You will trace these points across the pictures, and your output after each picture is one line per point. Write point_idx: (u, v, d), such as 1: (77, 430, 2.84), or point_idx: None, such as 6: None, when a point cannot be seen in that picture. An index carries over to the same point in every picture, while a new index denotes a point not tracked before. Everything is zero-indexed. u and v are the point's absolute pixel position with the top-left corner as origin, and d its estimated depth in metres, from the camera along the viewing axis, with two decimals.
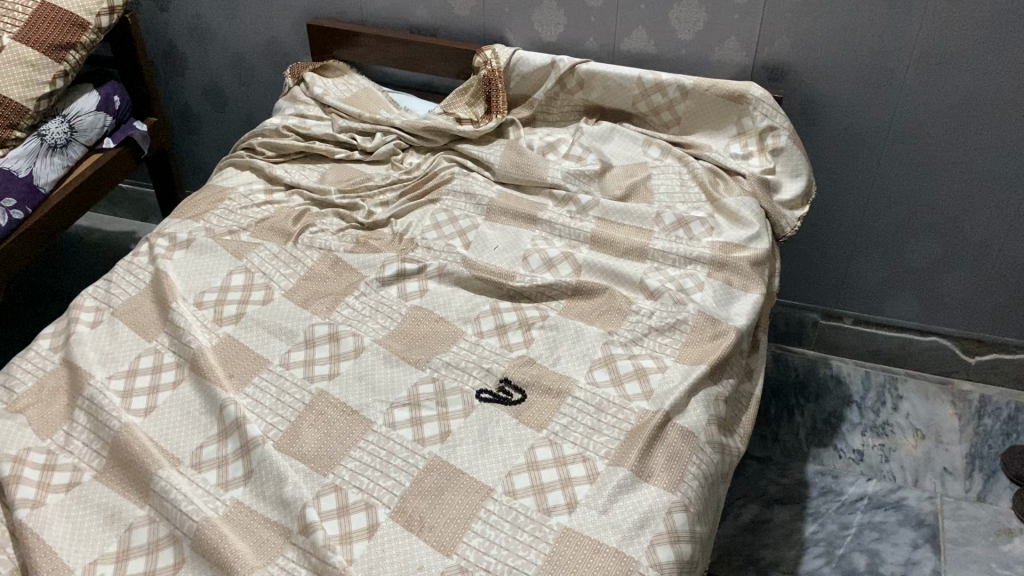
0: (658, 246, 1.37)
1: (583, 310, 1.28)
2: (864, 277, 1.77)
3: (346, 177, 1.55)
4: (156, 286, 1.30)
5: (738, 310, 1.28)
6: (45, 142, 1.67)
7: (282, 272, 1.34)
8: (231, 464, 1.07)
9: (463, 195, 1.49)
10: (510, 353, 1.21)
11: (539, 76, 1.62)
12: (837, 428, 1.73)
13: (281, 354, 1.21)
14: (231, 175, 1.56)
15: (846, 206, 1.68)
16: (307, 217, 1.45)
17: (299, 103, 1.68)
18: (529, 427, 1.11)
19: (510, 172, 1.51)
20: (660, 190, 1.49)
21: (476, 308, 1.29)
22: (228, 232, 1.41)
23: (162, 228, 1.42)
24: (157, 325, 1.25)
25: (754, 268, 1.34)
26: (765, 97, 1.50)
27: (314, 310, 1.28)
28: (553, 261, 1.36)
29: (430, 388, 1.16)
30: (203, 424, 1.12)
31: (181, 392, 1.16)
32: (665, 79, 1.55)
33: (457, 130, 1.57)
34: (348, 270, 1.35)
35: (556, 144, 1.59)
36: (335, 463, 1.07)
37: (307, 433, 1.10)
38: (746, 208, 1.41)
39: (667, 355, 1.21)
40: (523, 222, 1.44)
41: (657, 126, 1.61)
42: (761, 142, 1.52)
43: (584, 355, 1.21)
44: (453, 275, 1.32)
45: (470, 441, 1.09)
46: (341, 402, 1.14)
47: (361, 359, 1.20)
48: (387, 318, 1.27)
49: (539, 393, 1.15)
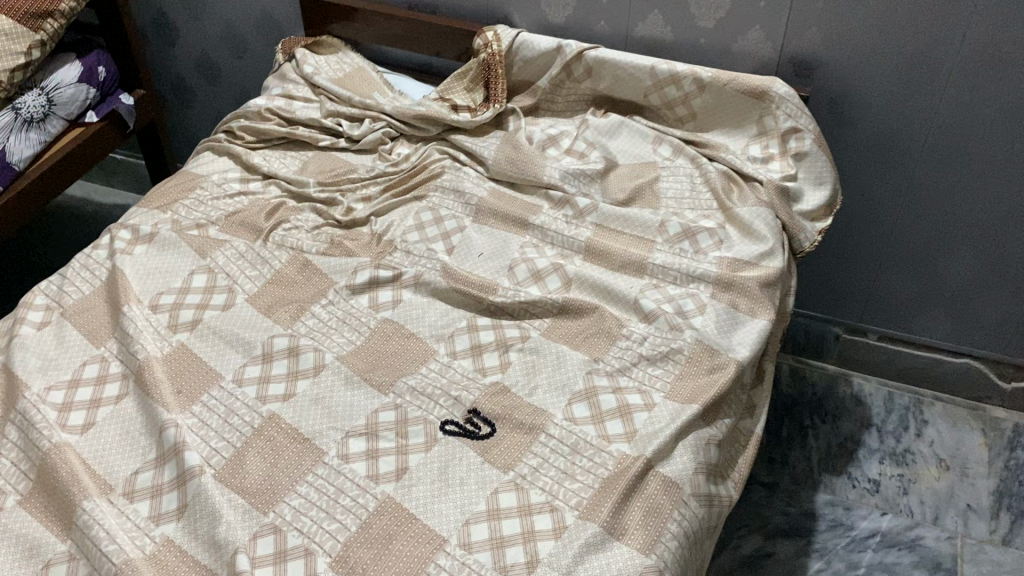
0: (658, 260, 1.24)
1: (568, 332, 1.16)
2: (891, 291, 1.63)
3: (329, 167, 1.44)
4: (111, 285, 1.20)
5: (741, 339, 1.15)
6: (20, 116, 1.58)
7: (247, 273, 1.24)
8: (165, 495, 0.97)
9: (452, 192, 1.37)
10: (483, 378, 1.10)
11: (544, 61, 1.48)
12: (853, 454, 1.60)
13: (235, 369, 1.12)
14: (207, 162, 1.46)
15: (876, 214, 1.54)
16: (281, 212, 1.35)
17: (287, 82, 1.57)
18: (494, 467, 1.00)
19: (505, 169, 1.39)
20: (666, 194, 1.36)
21: (451, 324, 1.17)
22: (195, 226, 1.32)
23: (127, 217, 1.33)
24: (108, 329, 1.16)
25: (763, 290, 1.21)
26: (790, 95, 1.36)
27: (277, 319, 1.18)
28: (540, 273, 1.24)
29: (391, 416, 1.06)
30: (142, 447, 1.03)
31: (124, 407, 1.07)
32: (681, 71, 1.40)
33: (451, 119, 1.44)
34: (318, 275, 1.24)
35: (558, 137, 1.46)
36: (278, 499, 0.97)
37: (251, 462, 1.01)
38: (760, 221, 1.28)
39: (656, 389, 1.09)
40: (514, 226, 1.32)
41: (671, 121, 1.47)
42: (782, 145, 1.38)
43: (564, 385, 1.09)
44: (429, 285, 1.21)
45: (427, 480, 0.99)
46: (293, 428, 1.04)
47: (320, 378, 1.10)
48: (353, 332, 1.16)
49: (509, 428, 1.04)
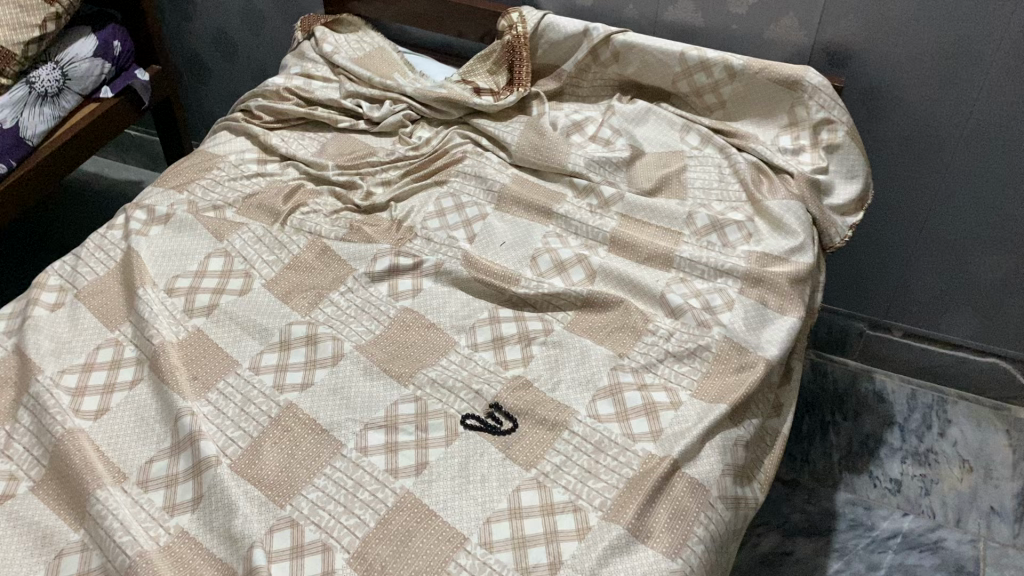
0: (685, 254, 1.21)
1: (592, 326, 1.13)
2: (918, 287, 1.60)
3: (348, 149, 1.41)
4: (125, 267, 1.18)
5: (770, 336, 1.13)
6: (34, 90, 1.55)
7: (264, 257, 1.22)
8: (180, 485, 0.95)
9: (474, 178, 1.34)
10: (505, 372, 1.08)
11: (570, 45, 1.44)
12: (875, 453, 1.57)
13: (252, 356, 1.09)
14: (224, 141, 1.43)
15: (906, 209, 1.50)
16: (299, 195, 1.32)
17: (306, 61, 1.53)
18: (516, 464, 0.98)
19: (528, 156, 1.36)
20: (693, 184, 1.33)
21: (472, 315, 1.15)
22: (211, 207, 1.29)
23: (142, 197, 1.30)
24: (122, 312, 1.14)
25: (793, 287, 1.17)
26: (823, 85, 1.31)
27: (295, 306, 1.15)
28: (563, 264, 1.21)
29: (411, 409, 1.03)
30: (156, 435, 1.00)
31: (138, 393, 1.05)
32: (712, 57, 1.36)
33: (474, 102, 1.41)
34: (337, 261, 1.21)
35: (582, 123, 1.43)
36: (295, 492, 0.95)
37: (267, 453, 0.99)
38: (790, 214, 1.24)
39: (683, 386, 1.06)
40: (538, 215, 1.29)
41: (699, 109, 1.43)
42: (814, 136, 1.34)
43: (588, 380, 1.06)
44: (450, 274, 1.19)
45: (448, 476, 0.97)
46: (310, 418, 1.02)
47: (339, 367, 1.08)
48: (373, 320, 1.14)
49: (532, 424, 1.02)
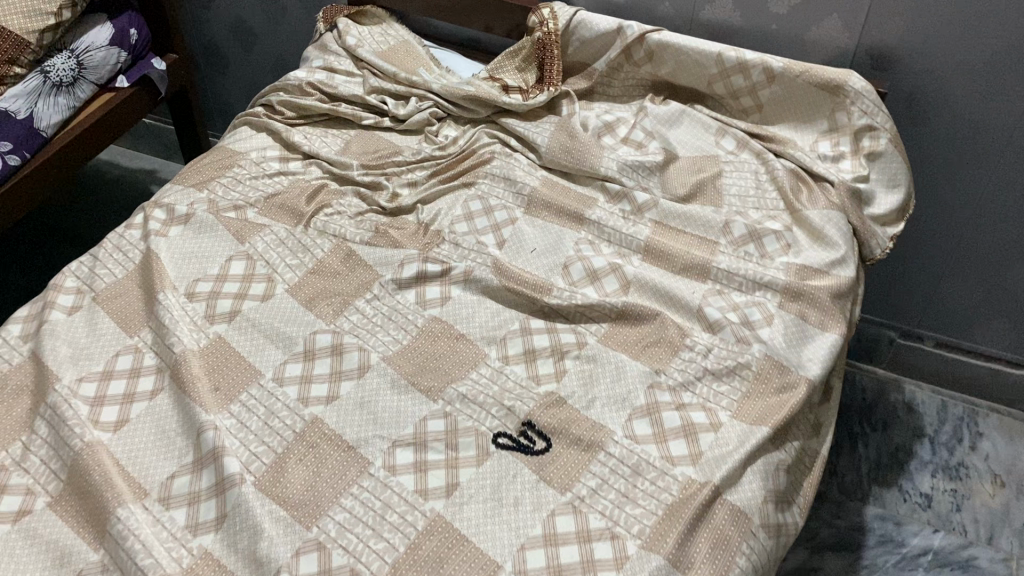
0: (722, 265, 1.17)
1: (627, 340, 1.10)
2: (953, 298, 1.55)
3: (372, 148, 1.37)
4: (145, 269, 1.14)
5: (811, 354, 1.09)
6: (49, 80, 1.51)
7: (287, 261, 1.18)
8: (203, 503, 0.92)
9: (502, 180, 1.30)
10: (537, 388, 1.04)
11: (602, 43, 1.40)
12: (904, 466, 1.54)
13: (276, 366, 1.06)
14: (245, 137, 1.39)
15: (945, 218, 1.45)
16: (322, 195, 1.28)
17: (329, 54, 1.49)
18: (550, 488, 0.94)
19: (559, 158, 1.32)
20: (730, 191, 1.29)
21: (503, 326, 1.11)
22: (232, 207, 1.25)
23: (161, 195, 1.27)
24: (142, 317, 1.10)
25: (834, 302, 1.13)
26: (866, 90, 1.26)
27: (319, 313, 1.12)
28: (596, 273, 1.17)
29: (441, 426, 1.00)
30: (178, 449, 0.97)
31: (159, 403, 1.01)
32: (751, 59, 1.31)
33: (502, 101, 1.37)
34: (362, 266, 1.17)
35: (614, 124, 1.39)
36: (321, 513, 0.92)
37: (292, 471, 0.95)
38: (831, 226, 1.20)
39: (722, 407, 1.03)
40: (569, 221, 1.25)
41: (734, 112, 1.39)
42: (855, 143, 1.30)
43: (624, 398, 1.03)
44: (480, 283, 1.15)
45: (479, 499, 0.93)
46: (335, 434, 0.99)
47: (365, 380, 1.04)
48: (400, 330, 1.10)
49: (567, 444, 0.98)
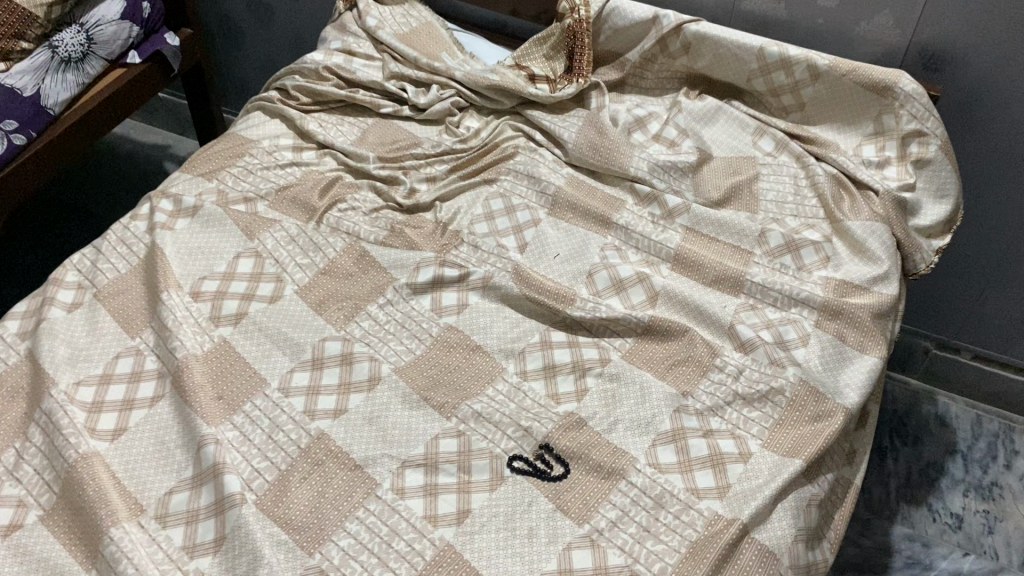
0: (756, 278, 1.10)
1: (653, 358, 1.03)
2: (996, 311, 1.47)
3: (390, 138, 1.30)
4: (149, 265, 1.09)
5: (849, 379, 1.02)
6: (57, 55, 1.45)
7: (297, 260, 1.12)
8: (201, 523, 0.87)
9: (526, 177, 1.24)
10: (556, 408, 0.98)
11: (635, 32, 1.32)
12: (935, 483, 1.48)
13: (282, 374, 1.01)
14: (258, 124, 1.32)
15: (993, 229, 1.37)
16: (336, 189, 1.22)
17: (348, 35, 1.41)
18: (567, 518, 0.89)
19: (586, 155, 1.25)
20: (766, 196, 1.22)
21: (522, 338, 1.05)
22: (242, 199, 1.19)
23: (169, 184, 1.21)
24: (144, 316, 1.05)
25: (875, 322, 1.06)
26: (918, 93, 1.17)
27: (329, 318, 1.06)
28: (622, 282, 1.10)
29: (453, 445, 0.95)
30: (177, 462, 0.92)
31: (158, 412, 0.97)
32: (794, 55, 1.23)
33: (528, 92, 1.30)
34: (375, 268, 1.11)
35: (645, 120, 1.32)
36: (325, 538, 0.87)
37: (295, 491, 0.91)
38: (874, 238, 1.12)
39: (751, 434, 0.97)
40: (595, 225, 1.18)
41: (774, 110, 1.31)
42: (902, 148, 1.22)
43: (648, 423, 0.97)
44: (499, 290, 1.09)
45: (492, 528, 0.88)
46: (342, 452, 0.94)
47: (375, 393, 0.99)
48: (413, 339, 1.04)
49: (585, 470, 0.93)
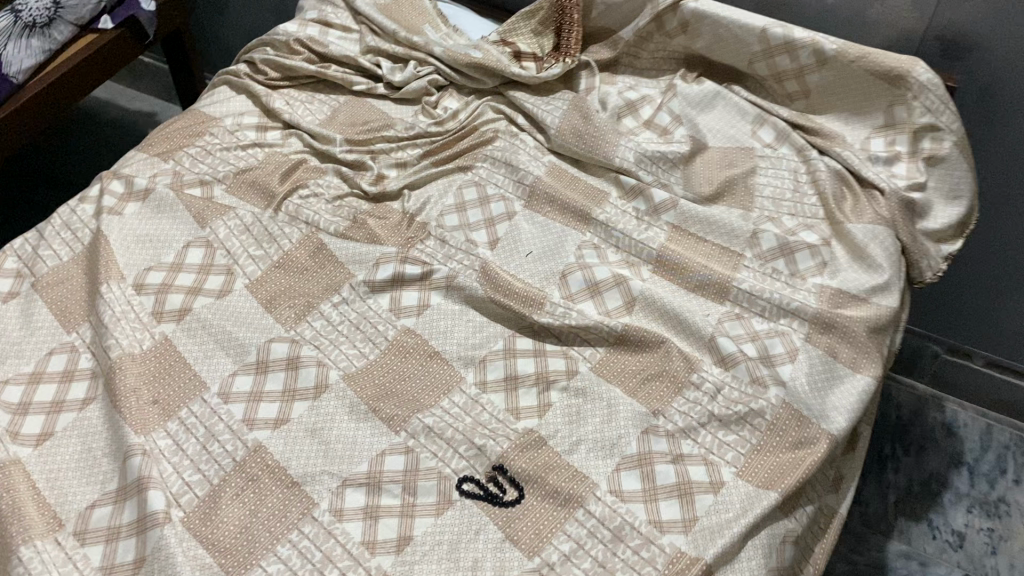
0: (744, 285, 1.01)
1: (624, 370, 0.95)
2: (1012, 318, 1.37)
3: (361, 118, 1.22)
4: (91, 254, 1.02)
5: (838, 401, 0.93)
6: (20, 20, 1.39)
7: (251, 251, 1.05)
8: (121, 542, 0.81)
9: (503, 164, 1.15)
10: (515, 423, 0.91)
11: (629, 8, 1.22)
12: (937, 498, 1.39)
13: (223, 379, 0.94)
14: (222, 100, 1.25)
15: (1012, 232, 1.26)
16: (298, 173, 1.14)
17: (325, 5, 1.33)
18: (516, 550, 0.82)
19: (569, 142, 1.16)
20: (762, 192, 1.12)
21: (484, 345, 0.97)
22: (198, 182, 1.12)
23: (122, 164, 1.14)
24: (83, 309, 0.99)
25: (871, 337, 0.97)
26: (933, 83, 1.06)
27: (279, 317, 0.99)
28: (597, 285, 1.02)
29: (399, 463, 0.88)
30: (102, 473, 0.86)
31: (88, 416, 0.90)
32: (800, 37, 1.12)
33: (511, 72, 1.20)
34: (333, 263, 1.04)
35: (637, 104, 1.23)
36: (253, 563, 0.81)
37: (226, 509, 0.84)
38: (876, 244, 1.03)
39: (725, 460, 0.89)
40: (573, 219, 1.09)
41: (778, 96, 1.20)
42: (913, 143, 1.10)
43: (612, 445, 0.89)
44: (463, 291, 1.01)
45: (433, 558, 0.81)
46: (279, 467, 0.87)
47: (320, 402, 0.92)
48: (366, 343, 0.97)
49: (540, 496, 0.86)
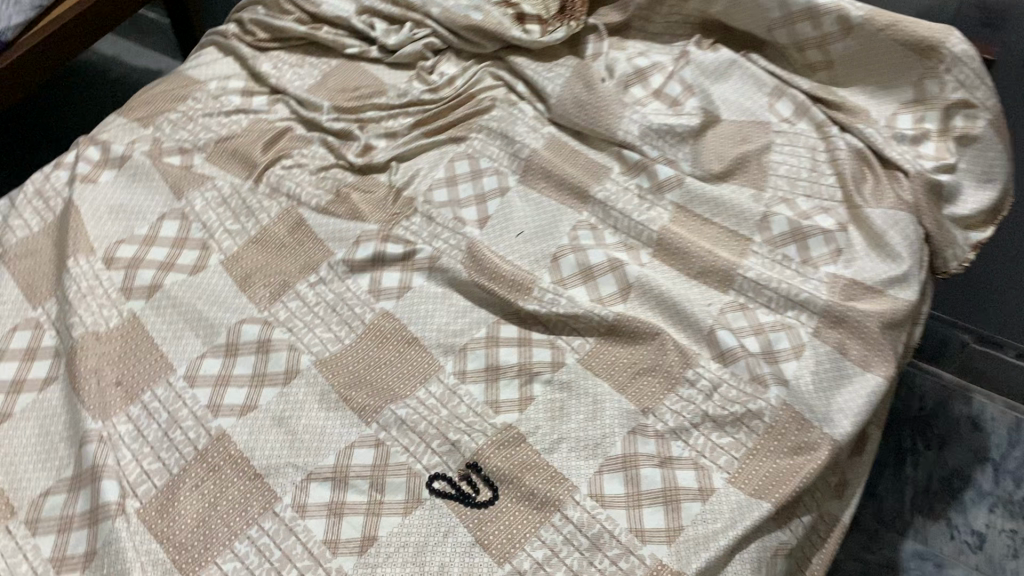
0: (750, 273, 0.94)
1: (614, 364, 0.89)
2: None
3: (352, 84, 1.16)
4: (62, 225, 0.98)
5: (845, 402, 0.84)
6: None
7: (227, 225, 1.00)
8: (74, 532, 0.77)
9: (499, 136, 1.08)
10: (493, 418, 0.85)
11: None
12: (957, 496, 1.29)
13: (190, 361, 0.89)
14: (209, 63, 1.20)
15: None
16: (283, 142, 1.09)
17: None
18: (486, 555, 0.77)
19: (570, 113, 1.08)
20: (777, 171, 1.03)
21: (466, 332, 0.92)
22: (177, 150, 1.07)
23: (101, 130, 1.09)
24: (50, 284, 0.95)
25: (885, 334, 0.88)
26: (968, 55, 0.96)
27: (252, 297, 0.94)
28: (591, 270, 0.96)
29: (368, 458, 0.83)
30: (59, 458, 0.83)
31: (48, 398, 0.87)
32: (823, 3, 1.03)
33: (509, 35, 1.12)
34: (312, 240, 0.99)
35: (646, 72, 1.15)
36: (208, 559, 0.77)
37: (185, 501, 0.80)
38: (896, 231, 0.94)
39: (718, 465, 0.82)
40: (570, 197, 1.03)
41: (799, 66, 1.11)
42: (944, 121, 1.00)
43: (596, 444, 0.83)
44: (447, 273, 0.95)
45: (397, 561, 0.76)
46: (242, 457, 0.83)
47: (291, 389, 0.87)
48: (342, 326, 0.92)
49: (515, 498, 0.80)
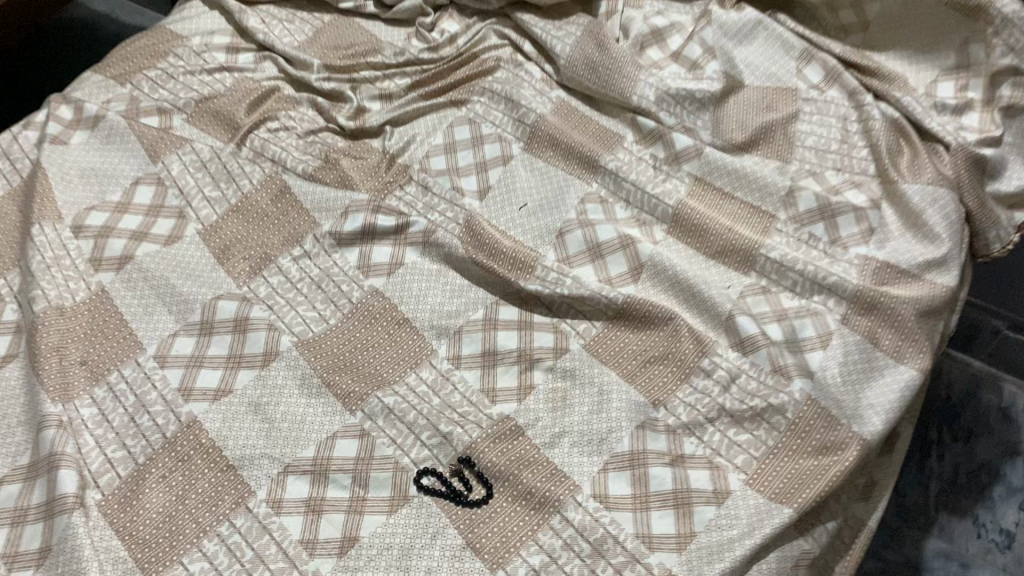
0: (773, 253, 0.86)
1: (622, 351, 0.82)
2: None
3: (345, 41, 1.07)
4: (27, 189, 0.91)
5: (874, 399, 0.76)
6: None
7: (206, 192, 0.92)
8: (28, 526, 0.71)
9: (501, 100, 1.00)
10: (489, 408, 0.78)
11: None
12: (985, 491, 1.21)
13: (162, 340, 0.82)
14: (193, 15, 1.11)
15: None
16: (269, 103, 1.02)
17: None
18: (478, 561, 0.70)
19: (580, 75, 1.00)
20: (804, 142, 0.95)
21: (461, 313, 0.84)
22: (155, 110, 0.99)
23: (75, 88, 1.02)
24: (14, 253, 0.88)
25: (920, 323, 0.79)
26: (1019, 17, 0.86)
27: (230, 270, 0.87)
28: (599, 247, 0.88)
29: (352, 450, 0.76)
30: (15, 444, 0.76)
31: (7, 377, 0.80)
32: None
33: None
34: (296, 210, 0.91)
35: (665, 32, 1.06)
36: (172, 559, 0.70)
37: (150, 493, 0.73)
38: (936, 211, 0.85)
39: (734, 465, 0.75)
40: (578, 166, 0.94)
41: (831, 29, 1.02)
42: (990, 90, 0.91)
43: (601, 439, 0.76)
44: (442, 248, 0.87)
45: (380, 565, 0.70)
46: (213, 446, 0.76)
47: (269, 372, 0.80)
48: (327, 304, 0.85)
49: (511, 498, 0.73)
